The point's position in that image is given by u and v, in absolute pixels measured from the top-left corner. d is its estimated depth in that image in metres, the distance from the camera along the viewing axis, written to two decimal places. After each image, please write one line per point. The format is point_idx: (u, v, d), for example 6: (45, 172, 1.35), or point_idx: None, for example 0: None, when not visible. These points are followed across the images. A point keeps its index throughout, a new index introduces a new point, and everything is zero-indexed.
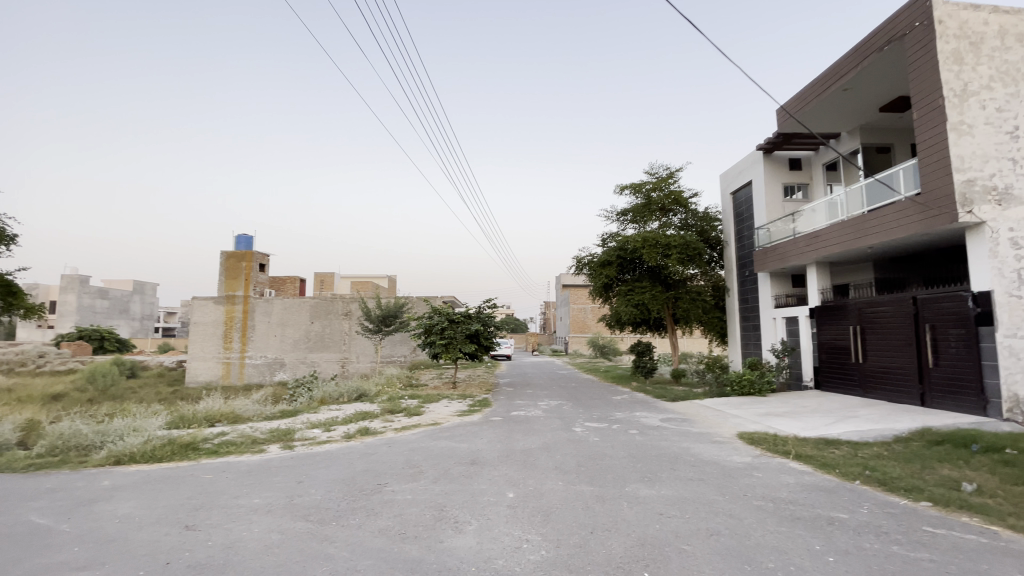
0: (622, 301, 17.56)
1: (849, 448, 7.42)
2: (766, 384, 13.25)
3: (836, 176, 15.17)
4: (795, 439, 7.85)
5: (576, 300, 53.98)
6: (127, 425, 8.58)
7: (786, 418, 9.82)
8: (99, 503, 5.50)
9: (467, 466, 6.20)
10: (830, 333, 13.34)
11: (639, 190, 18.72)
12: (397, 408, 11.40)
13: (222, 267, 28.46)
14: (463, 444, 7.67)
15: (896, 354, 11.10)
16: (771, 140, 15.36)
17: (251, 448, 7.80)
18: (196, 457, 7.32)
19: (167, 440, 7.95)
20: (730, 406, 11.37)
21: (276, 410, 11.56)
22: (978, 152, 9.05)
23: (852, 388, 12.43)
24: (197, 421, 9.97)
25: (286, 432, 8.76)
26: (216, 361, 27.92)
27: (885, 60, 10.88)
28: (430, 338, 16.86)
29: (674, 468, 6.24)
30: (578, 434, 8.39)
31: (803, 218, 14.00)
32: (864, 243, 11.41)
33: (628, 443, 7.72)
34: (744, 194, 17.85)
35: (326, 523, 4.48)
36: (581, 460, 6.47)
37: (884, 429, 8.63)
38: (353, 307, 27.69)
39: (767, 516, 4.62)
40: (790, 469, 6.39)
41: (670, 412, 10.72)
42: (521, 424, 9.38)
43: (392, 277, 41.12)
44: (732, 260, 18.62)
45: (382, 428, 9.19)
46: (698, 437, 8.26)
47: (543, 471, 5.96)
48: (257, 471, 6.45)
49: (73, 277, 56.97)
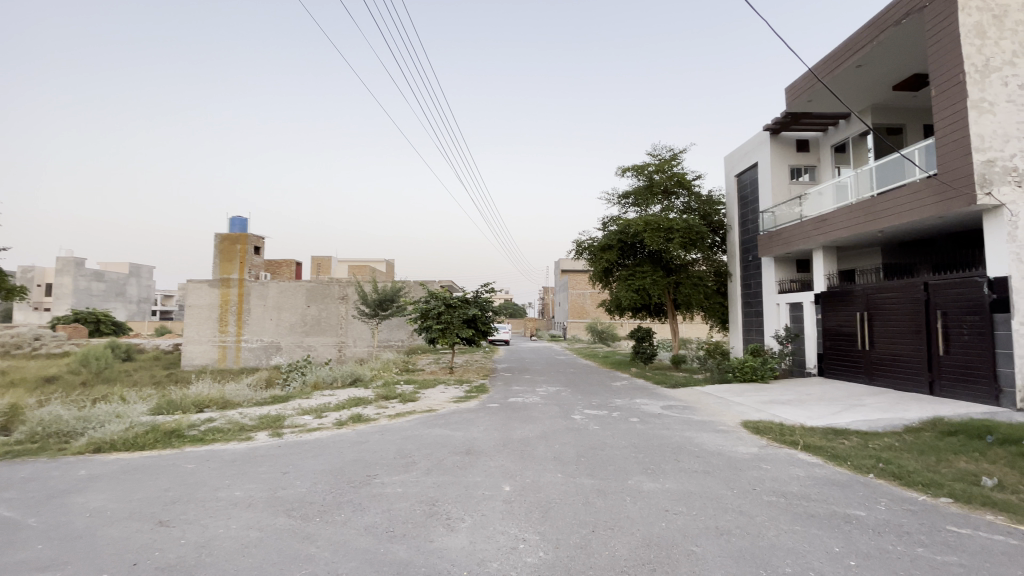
0: (623, 286, 17.23)
1: (858, 438, 7.17)
2: (769, 370, 12.99)
3: (845, 158, 14.73)
4: (802, 429, 7.59)
5: (575, 285, 53.64)
6: (110, 411, 8.27)
7: (790, 406, 9.57)
8: (72, 495, 5.23)
9: (461, 456, 5.92)
10: (835, 319, 13.05)
11: (640, 172, 18.25)
12: (392, 394, 11.14)
13: (216, 250, 28.02)
14: (458, 432, 7.39)
15: (904, 342, 10.84)
16: (778, 120, 14.87)
17: (238, 435, 7.52)
18: (180, 445, 7.03)
19: (151, 427, 7.64)
20: (733, 394, 11.11)
21: (268, 396, 11.29)
22: (999, 130, 8.64)
23: (857, 375, 12.19)
24: (184, 407, 9.68)
25: (276, 419, 8.48)
26: (212, 344, 27.61)
27: (902, 34, 10.38)
28: (427, 323, 16.55)
29: (678, 460, 5.97)
30: (578, 422, 8.12)
31: (810, 200, 13.61)
32: (874, 226, 11.04)
33: (629, 431, 7.45)
34: (749, 176, 17.40)
35: (310, 519, 4.19)
36: (580, 450, 6.19)
37: (892, 418, 8.38)
38: (349, 290, 27.34)
39: (779, 513, 4.35)
40: (799, 461, 6.13)
41: (671, 400, 10.46)
42: (518, 412, 9.11)
43: (390, 261, 40.69)
44: (735, 244, 18.26)
45: (376, 415, 8.92)
46: (702, 426, 8.01)
47: (541, 462, 5.68)
48: (242, 461, 6.16)
49: (68, 259, 56.38)
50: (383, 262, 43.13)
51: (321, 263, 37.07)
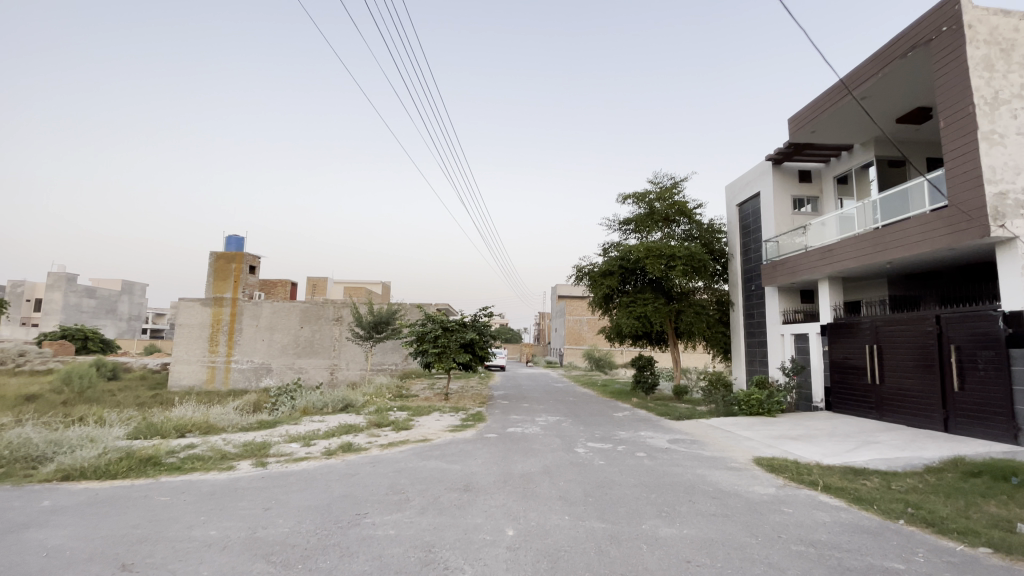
0: (623, 313, 16.92)
1: (879, 479, 6.77)
2: (776, 404, 12.58)
3: (848, 189, 14.74)
4: (820, 467, 7.19)
5: (573, 311, 53.21)
6: (86, 434, 7.77)
7: (802, 443, 9.16)
8: (30, 530, 4.72)
9: (459, 494, 5.47)
10: (842, 352, 12.73)
11: (641, 200, 18.16)
12: (385, 421, 10.62)
13: (210, 268, 27.62)
14: (455, 465, 6.93)
15: (916, 376, 10.50)
16: (781, 150, 14.87)
17: (219, 464, 7.02)
18: (155, 474, 6.53)
19: (126, 452, 7.14)
20: (740, 427, 10.68)
21: (254, 421, 10.75)
22: (1011, 162, 8.56)
23: (867, 410, 11.77)
24: (164, 431, 9.14)
25: (261, 446, 7.97)
26: (201, 365, 26.93)
27: (908, 66, 10.43)
28: (422, 347, 16.10)
29: (692, 501, 5.54)
30: (582, 455, 7.69)
31: (815, 230, 13.45)
32: (883, 257, 10.84)
33: (637, 468, 7.01)
34: (751, 206, 17.36)
35: (292, 566, 3.75)
36: (587, 489, 5.75)
37: (911, 457, 7.99)
38: (344, 312, 26.88)
39: (812, 566, 3.94)
40: (822, 504, 5.72)
41: (677, 433, 10.02)
42: (518, 443, 8.65)
43: (386, 283, 40.20)
44: (738, 273, 18.06)
45: (367, 445, 8.42)
46: (713, 462, 7.59)
47: (546, 501, 5.24)
48: (221, 493, 5.68)
49: (60, 274, 55.63)
50: (380, 284, 42.76)
51: (316, 283, 36.57)
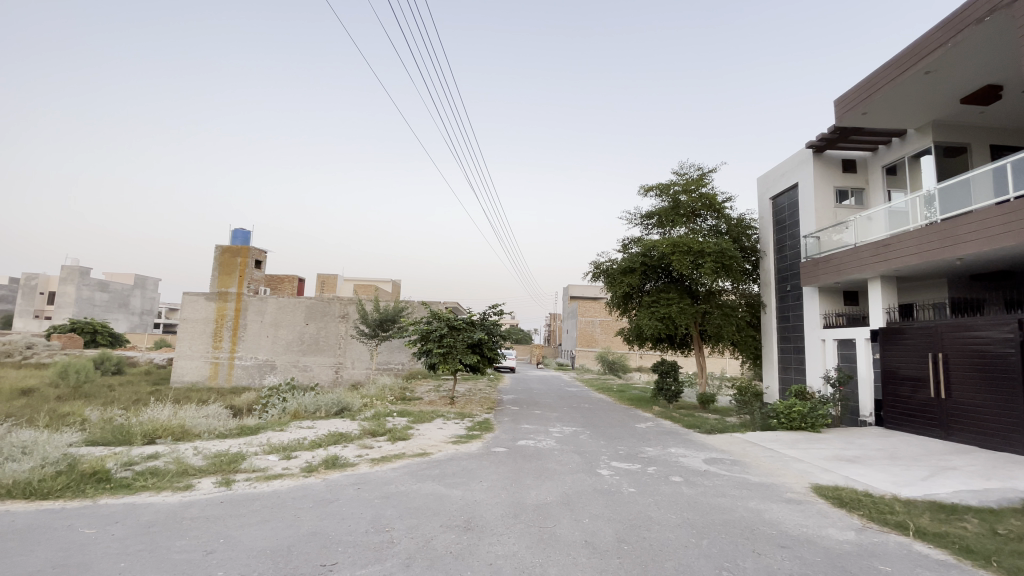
0: (645, 314, 15.62)
1: (980, 521, 5.44)
2: (820, 418, 11.20)
3: (898, 180, 13.34)
4: (899, 503, 5.89)
5: (586, 312, 51.84)
6: (30, 439, 6.68)
7: (863, 466, 7.83)
8: None
9: (458, 535, 4.29)
10: (897, 361, 11.25)
11: (665, 192, 16.87)
12: (381, 429, 9.44)
13: (214, 262, 26.74)
14: (456, 491, 5.73)
15: (993, 390, 9.02)
16: (823, 136, 13.50)
17: (176, 483, 5.88)
18: (95, 495, 5.41)
19: (68, 465, 6.02)
20: (785, 446, 9.34)
21: (237, 425, 9.65)
22: None
23: (929, 427, 10.27)
24: (130, 438, 8.07)
25: (233, 459, 6.84)
26: (204, 361, 26.09)
27: (985, 33, 9.00)
28: (427, 346, 14.92)
29: (756, 552, 4.31)
30: (608, 479, 6.46)
31: (865, 224, 12.00)
32: (952, 253, 9.39)
33: (676, 499, 5.72)
34: (787, 199, 15.99)
35: None
36: (620, 531, 4.53)
37: (1004, 490, 6.62)
38: (350, 309, 25.90)
39: None
40: (925, 560, 4.44)
41: (713, 450, 8.74)
42: (532, 460, 7.47)
43: (396, 280, 39.24)
44: (770, 272, 16.66)
45: (356, 459, 7.25)
46: (766, 491, 6.32)
47: (568, 551, 4.03)
48: (162, 525, 4.55)
49: (74, 268, 55.77)
50: (390, 282, 41.91)
51: (325, 281, 35.69)
